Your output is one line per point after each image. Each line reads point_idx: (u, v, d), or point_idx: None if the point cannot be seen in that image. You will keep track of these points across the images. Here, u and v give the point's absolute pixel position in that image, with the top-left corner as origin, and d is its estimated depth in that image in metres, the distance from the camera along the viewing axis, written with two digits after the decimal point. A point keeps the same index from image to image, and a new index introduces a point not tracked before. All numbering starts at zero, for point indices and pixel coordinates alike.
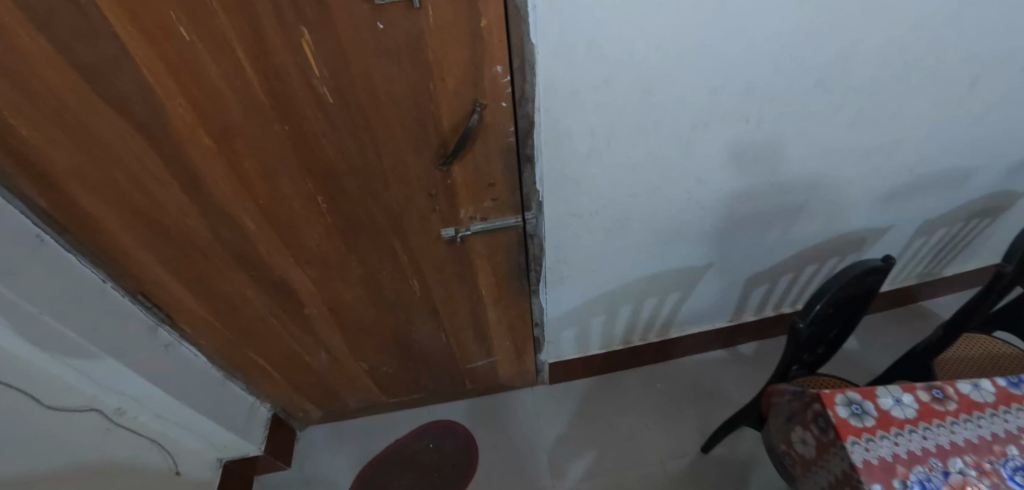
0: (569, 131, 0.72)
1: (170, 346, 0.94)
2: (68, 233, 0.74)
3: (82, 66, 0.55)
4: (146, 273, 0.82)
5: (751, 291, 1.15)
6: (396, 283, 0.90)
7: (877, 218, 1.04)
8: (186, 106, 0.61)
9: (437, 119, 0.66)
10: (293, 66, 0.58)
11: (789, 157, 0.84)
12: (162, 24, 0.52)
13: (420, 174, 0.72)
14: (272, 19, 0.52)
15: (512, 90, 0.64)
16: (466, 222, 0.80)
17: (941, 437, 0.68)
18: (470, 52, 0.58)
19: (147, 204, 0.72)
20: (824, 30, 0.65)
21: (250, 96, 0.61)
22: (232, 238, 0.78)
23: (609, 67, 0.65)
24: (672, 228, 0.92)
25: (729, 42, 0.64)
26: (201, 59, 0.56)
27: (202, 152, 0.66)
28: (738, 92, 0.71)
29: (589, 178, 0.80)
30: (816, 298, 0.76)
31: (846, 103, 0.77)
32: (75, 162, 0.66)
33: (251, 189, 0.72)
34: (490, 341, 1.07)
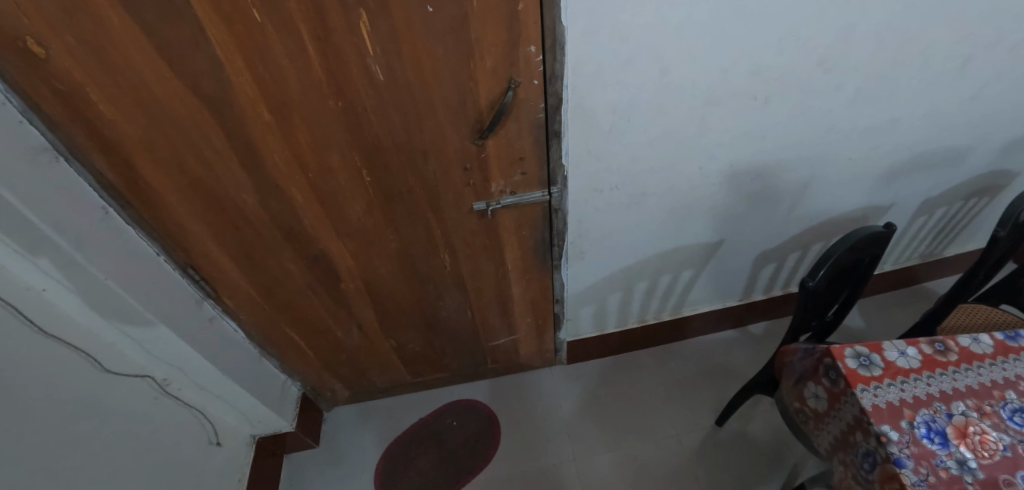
0: (594, 108, 0.79)
1: (213, 319, 1.00)
2: (131, 206, 0.81)
3: (163, 47, 0.62)
4: (198, 246, 0.88)
5: (760, 270, 1.21)
6: (428, 257, 0.96)
7: (877, 196, 1.10)
8: (251, 84, 0.68)
9: (476, 96, 0.73)
10: (350, 45, 0.65)
11: (794, 133, 0.91)
12: (237, 6, 0.59)
13: (457, 149, 0.79)
14: (336, 2, 0.59)
15: (544, 68, 0.71)
16: (497, 196, 0.86)
17: (944, 384, 0.73)
18: (508, 32, 0.65)
19: (206, 178, 0.78)
20: (824, 11, 0.73)
21: (309, 74, 0.67)
22: (281, 211, 0.84)
23: (630, 47, 0.72)
24: (687, 204, 0.99)
25: (738, 22, 0.72)
26: (269, 39, 0.63)
27: (261, 128, 0.73)
28: (746, 72, 0.79)
29: (611, 154, 0.86)
30: (824, 260, 0.80)
31: (846, 83, 0.84)
32: (145, 136, 0.72)
33: (303, 164, 0.78)
34: (513, 318, 1.12)
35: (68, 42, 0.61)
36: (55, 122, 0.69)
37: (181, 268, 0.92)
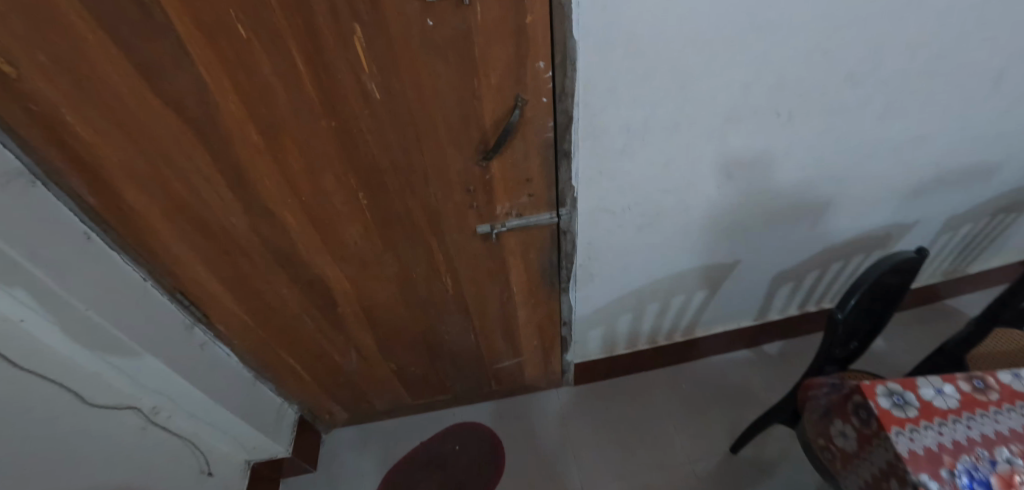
0: (606, 126, 0.74)
1: (205, 345, 0.95)
2: (114, 231, 0.76)
3: (142, 65, 0.58)
4: (187, 271, 0.83)
5: (777, 290, 1.15)
6: (430, 282, 0.90)
7: (902, 214, 1.05)
8: (238, 103, 0.63)
9: (480, 115, 0.68)
10: (343, 62, 0.61)
11: (818, 151, 0.86)
12: (221, 20, 0.55)
13: (460, 170, 0.73)
14: (327, 16, 0.56)
15: (553, 85, 0.67)
16: (502, 218, 0.81)
17: (986, 426, 0.67)
18: (515, 47, 0.61)
19: (194, 201, 0.73)
20: (856, 24, 0.67)
21: (300, 92, 0.63)
22: (272, 235, 0.79)
23: (646, 62, 0.67)
24: (703, 224, 0.93)
25: (766, 34, 0.67)
26: (257, 56, 0.59)
27: (250, 150, 0.68)
28: (769, 88, 0.74)
29: (623, 174, 0.81)
30: (853, 290, 0.76)
31: (875, 98, 0.79)
32: (127, 159, 0.68)
33: (295, 186, 0.73)
34: (518, 341, 1.06)
35: (41, 61, 0.57)
36: (29, 144, 0.65)
37: (170, 293, 0.88)
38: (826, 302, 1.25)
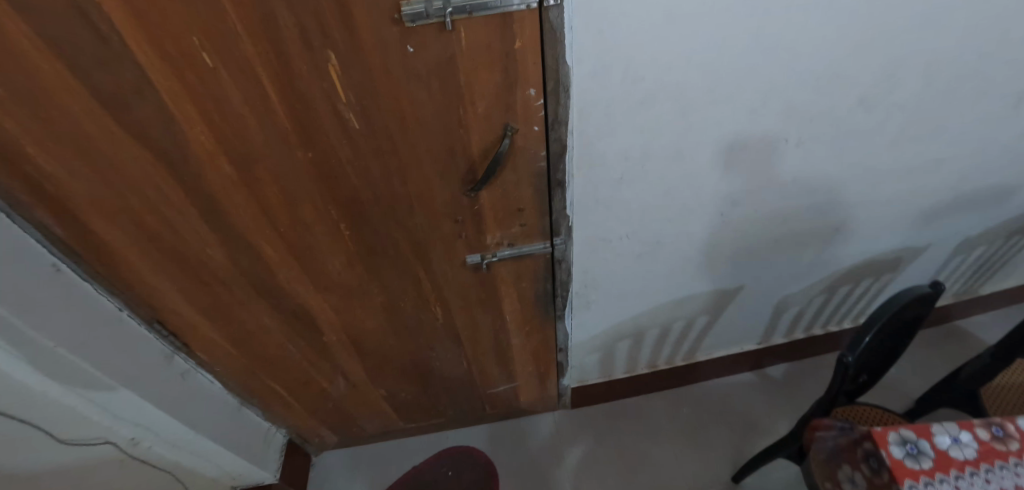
0: (603, 154, 0.69)
1: (187, 374, 0.92)
2: (85, 262, 0.73)
3: (103, 95, 0.54)
4: (164, 301, 0.79)
5: (782, 314, 1.10)
6: (418, 311, 0.86)
7: (913, 238, 1.00)
8: (207, 134, 0.59)
9: (467, 144, 0.64)
10: (317, 91, 0.57)
11: (826, 176, 0.81)
12: (186, 49, 0.51)
13: (447, 201, 0.69)
14: (298, 43, 0.52)
15: (545, 113, 0.62)
16: (493, 248, 0.76)
17: (1006, 480, 0.62)
18: (503, 75, 0.57)
19: (167, 233, 0.70)
20: (868, 47, 0.64)
21: (273, 123, 0.59)
22: (250, 265, 0.75)
23: (645, 89, 0.63)
24: (705, 251, 0.88)
25: (773, 58, 0.63)
26: (225, 86, 0.55)
27: (222, 182, 0.64)
28: (778, 113, 0.70)
29: (621, 202, 0.76)
30: (864, 330, 0.71)
31: (889, 121, 0.75)
32: (94, 191, 0.64)
33: (272, 218, 0.69)
34: (512, 366, 1.01)
35: None
36: None
37: (149, 322, 0.84)
38: (833, 325, 1.20)
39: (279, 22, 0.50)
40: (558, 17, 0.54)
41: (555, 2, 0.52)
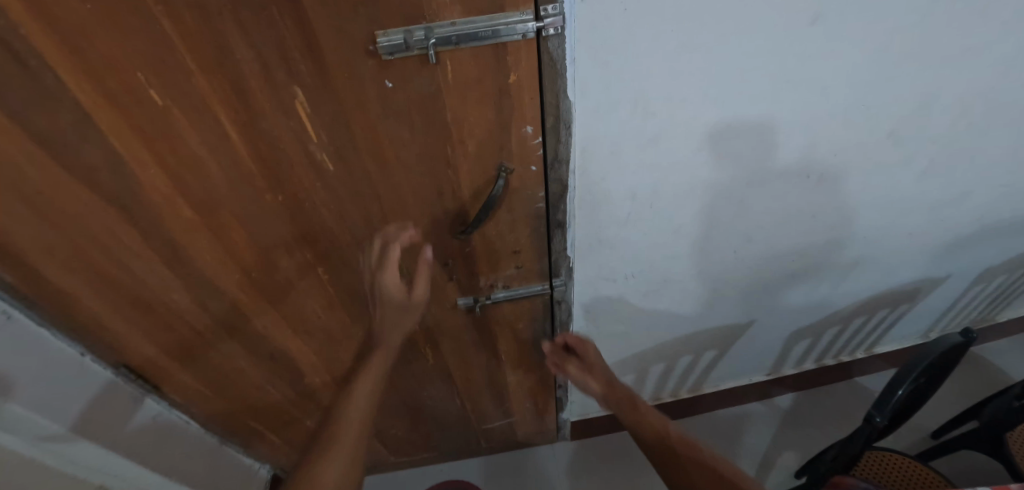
0: (608, 194, 0.63)
1: (157, 416, 0.85)
2: (39, 308, 0.65)
3: (42, 137, 0.47)
4: (129, 347, 0.72)
5: (794, 347, 1.04)
6: (407, 354, 0.80)
7: (935, 269, 0.94)
8: (163, 177, 0.52)
9: (456, 186, 0.57)
10: (285, 131, 0.50)
11: (846, 210, 0.76)
12: (130, 85, 0.45)
13: (435, 243, 0.63)
14: (260, 78, 0.46)
15: (544, 151, 0.56)
16: (486, 291, 0.70)
17: None
18: (497, 111, 0.51)
19: (126, 280, 0.63)
20: (900, 79, 0.58)
21: (236, 165, 0.53)
22: (221, 310, 0.69)
23: (656, 125, 0.57)
24: (716, 287, 0.82)
25: (798, 90, 0.57)
26: (180, 126, 0.49)
27: (183, 226, 0.58)
28: (800, 150, 0.65)
29: (627, 242, 0.70)
30: (895, 384, 0.65)
31: (918, 154, 0.70)
32: (38, 238, 0.56)
33: (242, 262, 0.63)
34: (508, 403, 0.95)
35: None
36: None
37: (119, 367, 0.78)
38: (845, 355, 1.13)
39: (236, 56, 0.44)
40: (558, 47, 0.48)
41: (554, 31, 0.46)
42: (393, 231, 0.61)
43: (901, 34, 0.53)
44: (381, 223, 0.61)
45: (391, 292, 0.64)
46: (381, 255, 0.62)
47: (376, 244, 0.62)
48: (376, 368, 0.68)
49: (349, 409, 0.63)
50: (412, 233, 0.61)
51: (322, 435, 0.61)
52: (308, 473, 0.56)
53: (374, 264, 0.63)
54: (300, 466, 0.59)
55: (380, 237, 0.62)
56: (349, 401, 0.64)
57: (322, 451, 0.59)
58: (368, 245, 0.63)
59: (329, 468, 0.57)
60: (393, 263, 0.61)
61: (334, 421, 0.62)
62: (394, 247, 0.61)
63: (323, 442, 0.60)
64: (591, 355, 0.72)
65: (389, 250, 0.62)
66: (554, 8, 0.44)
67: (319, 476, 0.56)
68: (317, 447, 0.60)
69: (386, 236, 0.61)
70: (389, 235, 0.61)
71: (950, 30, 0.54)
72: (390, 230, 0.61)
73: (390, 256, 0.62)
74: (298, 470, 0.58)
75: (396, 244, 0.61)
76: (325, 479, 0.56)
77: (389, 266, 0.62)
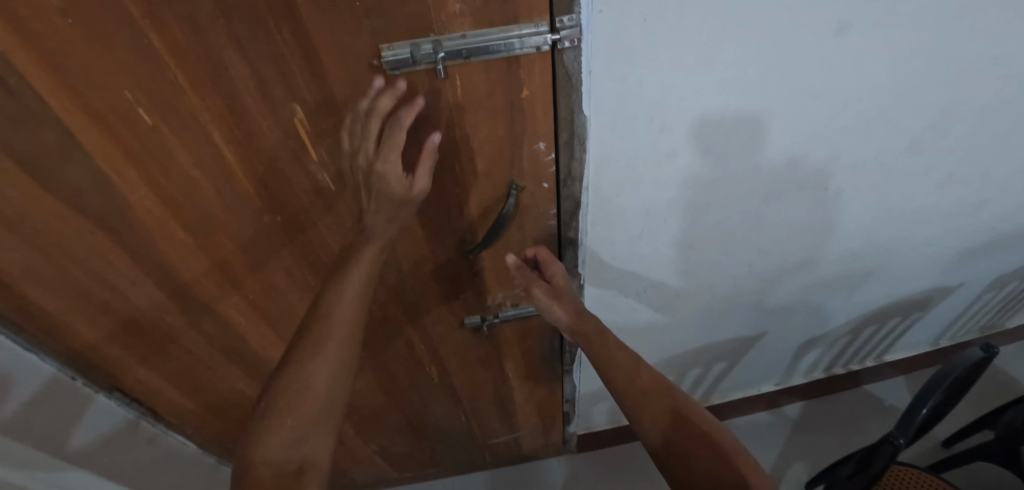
0: (622, 210, 0.60)
1: (154, 439, 0.81)
2: (25, 331, 0.62)
3: (25, 159, 0.44)
4: (122, 371, 0.69)
5: (804, 356, 1.02)
6: (412, 373, 0.77)
7: (947, 278, 0.93)
8: (155, 199, 0.50)
9: (464, 205, 0.55)
10: (283, 150, 0.48)
11: (862, 221, 0.74)
12: (118, 105, 0.42)
13: (441, 262, 0.60)
14: (256, 96, 0.43)
15: (557, 168, 0.53)
16: (494, 309, 0.67)
17: None
18: (508, 128, 0.49)
19: (118, 304, 0.60)
20: (925, 89, 0.56)
21: (232, 186, 0.50)
22: (218, 331, 0.66)
23: (673, 139, 0.55)
24: (729, 302, 0.80)
25: (819, 101, 0.54)
26: (172, 146, 0.46)
27: (177, 248, 0.55)
28: (819, 162, 0.62)
29: (640, 258, 0.67)
30: (919, 402, 0.65)
31: (937, 164, 0.68)
32: (23, 263, 0.53)
33: (240, 284, 0.60)
34: (514, 419, 0.93)
35: None
36: None
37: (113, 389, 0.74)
38: (855, 364, 1.11)
39: (232, 73, 0.42)
40: (574, 60, 0.45)
41: (570, 43, 0.43)
42: (386, 100, 0.43)
43: (927, 44, 0.51)
44: (369, 96, 0.44)
45: (390, 194, 0.48)
46: (374, 137, 0.45)
47: (361, 131, 0.46)
48: (369, 260, 0.54)
49: (339, 301, 0.53)
50: (416, 104, 0.44)
51: (309, 324, 0.53)
52: (298, 373, 0.52)
53: (366, 149, 0.46)
54: (291, 353, 0.54)
55: (371, 116, 0.44)
56: (338, 292, 0.53)
57: (311, 352, 0.52)
58: (354, 141, 0.47)
59: (321, 368, 0.53)
60: (394, 147, 0.45)
61: (321, 313, 0.53)
62: (392, 131, 0.44)
63: (311, 334, 0.53)
64: (559, 277, 0.59)
65: (388, 131, 0.45)
66: (570, 20, 0.42)
67: (309, 384, 0.52)
68: (303, 342, 0.53)
69: (377, 109, 0.44)
70: (384, 108, 0.44)
71: (978, 38, 0.51)
72: (382, 96, 0.44)
73: (390, 130, 0.45)
74: (289, 357, 0.54)
75: (396, 123, 0.44)
76: (316, 384, 0.52)
77: (388, 149, 0.45)
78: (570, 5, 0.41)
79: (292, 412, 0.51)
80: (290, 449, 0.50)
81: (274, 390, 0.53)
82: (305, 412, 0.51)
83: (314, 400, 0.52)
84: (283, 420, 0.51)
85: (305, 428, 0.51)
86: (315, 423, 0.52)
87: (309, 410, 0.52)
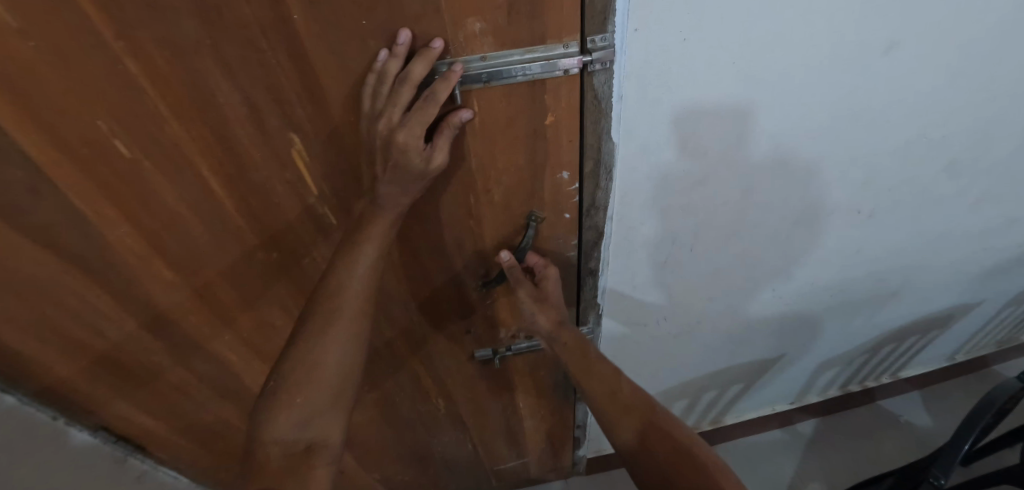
0: (646, 239, 0.57)
1: (142, 475, 0.74)
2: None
3: None
4: (103, 415, 0.63)
5: (821, 375, 0.99)
6: (417, 404, 0.72)
7: (969, 295, 0.89)
8: (137, 236, 0.44)
9: (478, 237, 0.50)
10: (278, 183, 0.44)
11: (891, 244, 0.70)
12: (91, 137, 0.37)
13: (451, 296, 0.56)
14: (249, 125, 0.39)
15: (580, 198, 0.49)
16: (506, 341, 0.63)
17: None
18: (529, 157, 0.44)
19: (95, 348, 0.53)
20: (971, 107, 0.52)
21: (222, 221, 0.46)
22: (209, 368, 0.61)
23: (706, 166, 0.50)
24: (749, 327, 0.77)
25: (859, 124, 0.51)
26: (154, 180, 0.41)
27: (163, 286, 0.49)
28: (854, 186, 0.59)
29: (661, 286, 0.64)
30: None
31: (972, 185, 0.64)
32: None
33: (233, 320, 0.56)
34: (523, 445, 0.89)
35: None
36: None
37: (99, 427, 0.66)
38: (870, 380, 1.10)
39: (220, 101, 0.37)
40: (605, 83, 0.40)
41: (601, 66, 0.39)
42: (420, 66, 0.35)
43: (980, 62, 0.47)
44: (397, 56, 0.35)
45: (411, 178, 0.40)
46: (403, 105, 0.37)
47: (386, 98, 0.37)
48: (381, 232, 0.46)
49: (349, 278, 0.46)
50: (455, 74, 0.35)
51: (317, 298, 0.48)
52: (308, 350, 0.48)
53: (387, 119, 0.37)
54: (300, 324, 0.49)
55: (403, 82, 0.35)
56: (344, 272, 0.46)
57: (321, 329, 0.47)
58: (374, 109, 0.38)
59: (333, 344, 0.48)
60: (422, 122, 0.37)
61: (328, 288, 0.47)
62: (422, 105, 0.36)
63: (321, 308, 0.48)
64: (550, 284, 0.53)
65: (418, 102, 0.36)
66: (603, 40, 0.37)
67: (319, 361, 0.48)
68: (313, 316, 0.48)
69: (408, 77, 0.35)
70: (418, 75, 0.35)
71: None
72: (415, 61, 0.35)
73: (422, 103, 0.37)
74: (298, 328, 0.49)
75: (431, 96, 0.36)
76: (328, 361, 0.48)
77: (417, 122, 0.37)
78: (603, 24, 0.36)
79: (302, 390, 0.48)
80: (298, 428, 0.47)
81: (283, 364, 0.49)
82: (317, 387, 0.48)
83: (325, 377, 0.48)
84: (294, 395, 0.47)
85: (315, 406, 0.48)
86: (326, 400, 0.49)
87: (319, 388, 0.48)
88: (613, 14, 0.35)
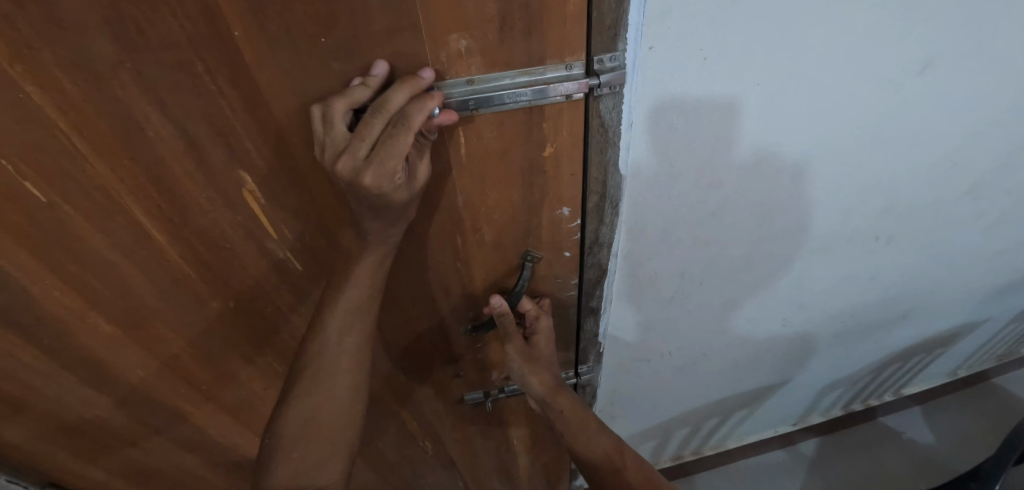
0: (653, 275, 0.52)
1: None
2: None
3: None
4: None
5: (825, 396, 0.95)
6: (402, 448, 0.66)
7: (977, 314, 0.86)
8: (62, 289, 0.37)
9: (466, 280, 0.44)
10: (231, 227, 0.37)
11: (908, 269, 0.66)
12: None
13: (437, 340, 0.50)
14: (189, 162, 0.32)
15: (582, 235, 0.43)
16: (498, 383, 0.58)
17: None
18: (526, 194, 0.38)
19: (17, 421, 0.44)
20: (1003, 127, 0.48)
21: (165, 270, 0.39)
22: (162, 427, 0.53)
23: (721, 199, 0.45)
24: (757, 356, 0.73)
25: (885, 148, 0.46)
26: (77, 226, 0.34)
27: (100, 342, 0.42)
28: (876, 212, 0.54)
29: (666, 320, 0.59)
30: None
31: (994, 207, 0.60)
32: None
33: (188, 374, 0.49)
34: (517, 480, 0.83)
35: None
36: None
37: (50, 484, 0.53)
38: (873, 398, 1.07)
39: (150, 135, 0.30)
40: (613, 108, 0.34)
41: (609, 90, 0.33)
42: (400, 94, 0.29)
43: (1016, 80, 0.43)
44: (366, 85, 0.29)
45: (382, 213, 0.34)
46: (370, 138, 0.30)
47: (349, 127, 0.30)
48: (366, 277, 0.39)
49: (325, 331, 0.42)
50: (436, 99, 0.29)
51: (302, 356, 0.43)
52: (298, 408, 0.44)
53: (350, 157, 0.30)
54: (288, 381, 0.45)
55: (374, 112, 0.29)
56: (322, 331, 0.42)
57: (313, 385, 0.44)
58: (336, 142, 0.30)
59: (324, 403, 0.45)
60: (394, 157, 0.30)
61: (311, 347, 0.42)
62: (394, 138, 0.29)
63: (305, 367, 0.43)
64: (541, 339, 0.48)
65: (388, 133, 0.29)
66: (612, 59, 0.31)
67: (311, 418, 0.44)
68: (301, 377, 0.44)
69: (384, 105, 0.29)
70: (395, 105, 0.29)
71: None
72: (394, 88, 0.29)
73: (396, 135, 0.29)
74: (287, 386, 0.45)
75: (405, 125, 0.29)
76: (322, 418, 0.45)
77: (386, 155, 0.29)
78: (613, 41, 0.30)
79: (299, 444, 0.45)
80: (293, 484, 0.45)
81: (271, 425, 0.45)
82: (309, 450, 0.45)
83: (315, 434, 0.45)
84: (284, 457, 0.44)
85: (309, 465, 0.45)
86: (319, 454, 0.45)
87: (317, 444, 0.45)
88: (625, 29, 0.30)
